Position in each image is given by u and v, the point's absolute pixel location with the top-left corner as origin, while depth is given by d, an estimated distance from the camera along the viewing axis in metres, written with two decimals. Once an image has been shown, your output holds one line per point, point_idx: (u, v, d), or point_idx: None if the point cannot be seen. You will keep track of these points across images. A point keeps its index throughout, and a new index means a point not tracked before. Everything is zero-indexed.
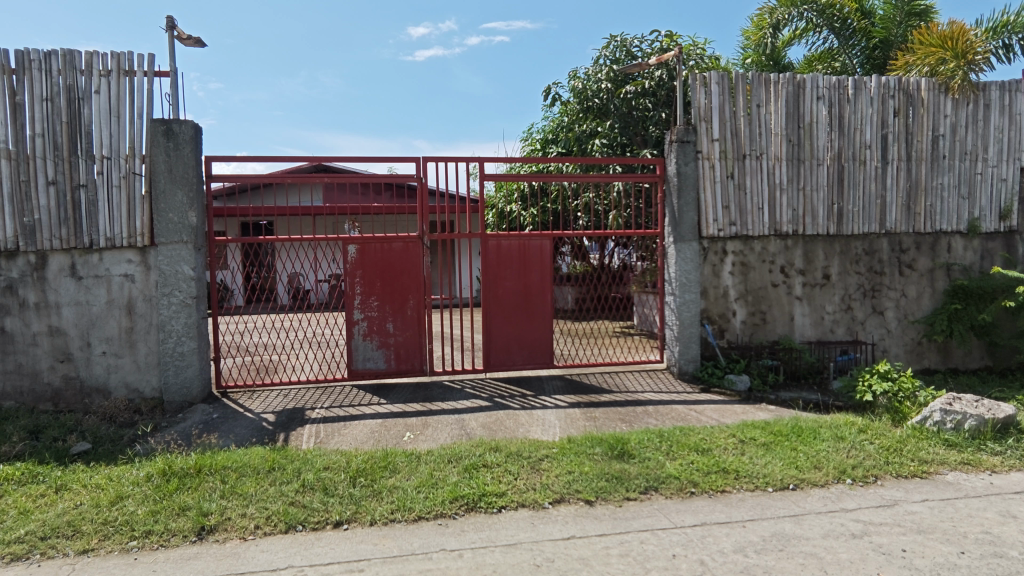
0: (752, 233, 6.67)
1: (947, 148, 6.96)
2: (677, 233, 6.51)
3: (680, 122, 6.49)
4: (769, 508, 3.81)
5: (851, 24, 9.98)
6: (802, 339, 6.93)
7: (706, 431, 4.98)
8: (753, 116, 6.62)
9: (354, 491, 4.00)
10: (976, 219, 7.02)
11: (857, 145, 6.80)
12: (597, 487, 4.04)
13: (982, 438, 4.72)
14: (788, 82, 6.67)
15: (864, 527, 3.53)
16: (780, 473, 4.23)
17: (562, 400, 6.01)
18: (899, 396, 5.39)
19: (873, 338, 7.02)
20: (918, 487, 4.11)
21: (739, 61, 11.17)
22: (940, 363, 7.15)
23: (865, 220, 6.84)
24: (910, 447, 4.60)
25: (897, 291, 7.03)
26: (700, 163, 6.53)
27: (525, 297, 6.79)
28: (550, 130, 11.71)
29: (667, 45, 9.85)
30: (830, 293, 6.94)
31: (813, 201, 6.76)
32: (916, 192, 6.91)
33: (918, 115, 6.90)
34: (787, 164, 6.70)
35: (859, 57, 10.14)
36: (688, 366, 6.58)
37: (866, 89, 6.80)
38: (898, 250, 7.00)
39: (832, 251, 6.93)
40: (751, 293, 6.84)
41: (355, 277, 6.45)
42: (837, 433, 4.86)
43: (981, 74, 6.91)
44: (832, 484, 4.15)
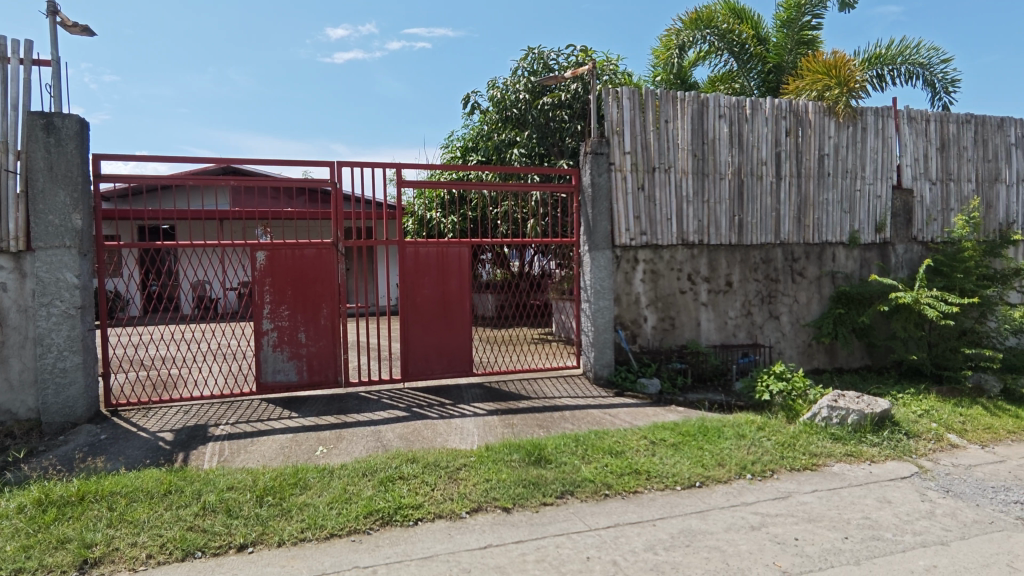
0: (662, 242, 6.98)
1: (831, 167, 7.62)
2: (592, 241, 6.71)
3: (594, 133, 6.71)
4: (677, 506, 3.98)
5: (749, 49, 10.73)
6: (708, 342, 7.33)
7: (620, 433, 5.13)
8: (662, 130, 6.96)
9: (260, 511, 3.78)
10: (856, 232, 7.72)
11: (754, 161, 7.31)
12: (515, 494, 4.05)
13: (863, 431, 5.18)
14: (693, 101, 7.07)
15: (761, 519, 3.76)
16: (687, 471, 4.43)
17: (481, 408, 6.00)
18: (791, 395, 5.87)
19: (770, 341, 7.55)
20: (808, 479, 4.44)
21: (650, 78, 11.71)
22: (827, 363, 7.79)
23: (762, 232, 7.34)
24: (802, 442, 4.97)
25: (790, 297, 7.59)
26: (613, 175, 6.78)
27: (444, 305, 6.73)
28: (470, 138, 11.75)
29: (582, 59, 10.16)
30: (732, 299, 7.39)
31: (716, 213, 7.18)
32: (805, 206, 7.51)
33: (806, 135, 7.52)
34: (693, 178, 7.08)
35: (756, 80, 10.94)
36: (603, 370, 6.77)
37: (761, 110, 7.33)
38: (791, 259, 7.57)
39: (734, 259, 7.39)
40: (661, 300, 7.15)
41: (265, 284, 6.14)
42: (739, 431, 5.17)
43: (860, 101, 7.64)
44: (735, 479, 4.40)
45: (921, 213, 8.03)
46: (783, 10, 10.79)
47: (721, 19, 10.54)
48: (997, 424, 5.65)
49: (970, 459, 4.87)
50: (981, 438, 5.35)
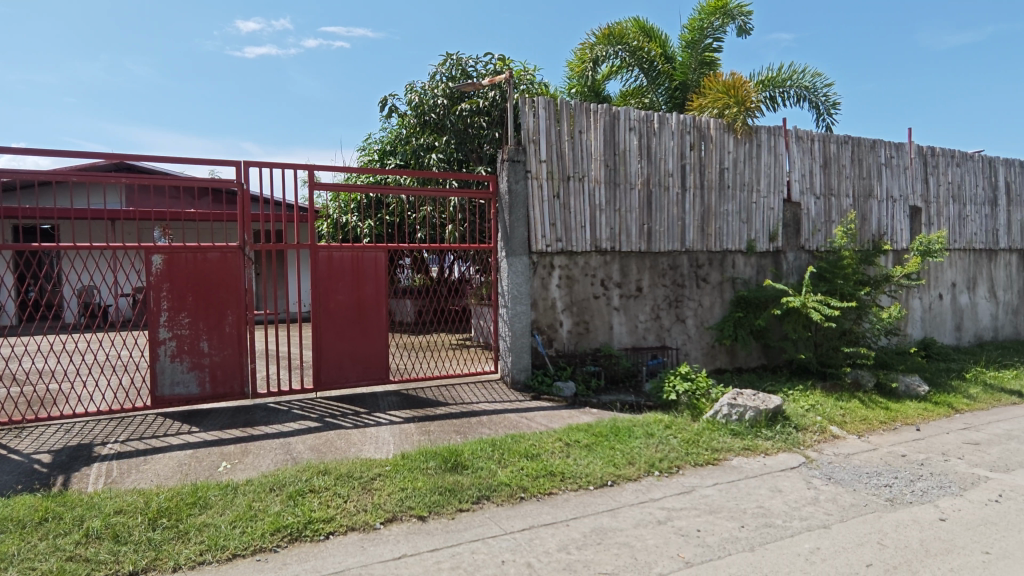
0: (577, 248, 7.18)
1: (731, 180, 8.16)
2: (508, 248, 6.84)
3: (511, 141, 6.83)
4: (590, 505, 4.09)
5: (657, 66, 11.31)
6: (620, 346, 7.61)
7: (536, 436, 5.22)
8: (576, 140, 7.18)
9: (152, 535, 3.50)
10: (753, 240, 8.30)
11: (661, 173, 7.70)
12: (430, 502, 4.01)
13: (758, 426, 5.57)
14: (605, 113, 7.35)
15: (668, 513, 3.95)
16: (600, 471, 4.57)
17: (397, 416, 5.89)
18: (696, 394, 6.24)
19: (677, 343, 7.95)
20: (710, 473, 4.71)
21: (566, 89, 12.06)
22: (728, 363, 8.31)
23: (669, 239, 7.73)
24: (705, 439, 5.28)
25: (695, 302, 8.04)
26: (529, 182, 6.92)
27: (359, 311, 6.56)
28: (387, 141, 11.56)
29: (500, 68, 10.29)
30: (643, 303, 7.72)
31: (627, 221, 7.48)
32: (707, 216, 7.99)
33: (709, 150, 8.01)
34: (605, 187, 7.35)
35: (663, 96, 11.53)
36: (520, 375, 6.89)
37: (668, 125, 7.74)
38: (695, 265, 8.03)
39: (644, 266, 7.73)
40: (576, 304, 7.34)
41: (161, 290, 5.71)
42: (648, 430, 5.41)
43: (755, 120, 8.24)
44: (644, 477, 4.59)
45: (808, 224, 8.77)
46: (687, 31, 11.46)
47: (631, 36, 11.09)
48: (871, 415, 6.26)
49: (849, 448, 5.37)
50: (858, 428, 5.90)
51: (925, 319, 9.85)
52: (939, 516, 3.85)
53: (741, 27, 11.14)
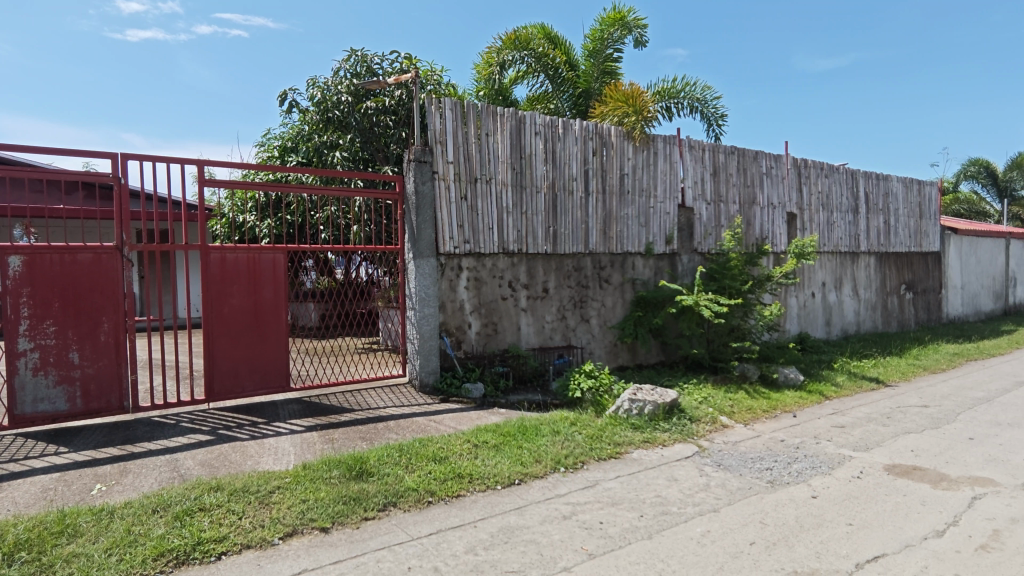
0: (484, 250, 7.21)
1: (630, 185, 8.55)
2: (416, 249, 6.74)
3: (418, 142, 6.75)
4: (497, 505, 4.13)
5: (561, 73, 11.64)
6: (527, 346, 7.73)
7: (444, 439, 5.18)
8: (483, 143, 7.23)
9: (8, 572, 3.10)
10: (651, 243, 8.74)
11: (566, 177, 7.93)
12: (334, 512, 3.86)
13: (656, 419, 5.88)
14: (511, 117, 7.46)
15: (572, 508, 4.06)
16: (507, 470, 4.63)
17: (298, 425, 5.63)
18: (600, 391, 6.49)
19: (582, 342, 8.20)
20: (612, 466, 4.90)
21: (474, 92, 12.12)
22: (630, 360, 8.69)
23: (574, 242, 7.97)
24: (608, 434, 5.49)
25: (599, 302, 8.34)
26: (437, 183, 6.87)
27: (255, 315, 6.20)
28: (288, 137, 11.05)
29: (406, 67, 10.14)
30: (549, 304, 7.89)
31: (534, 223, 7.63)
32: (609, 220, 8.32)
33: (610, 156, 8.35)
34: (512, 190, 7.46)
35: (568, 102, 11.88)
36: (429, 378, 6.81)
37: (572, 130, 7.98)
38: (598, 267, 8.33)
39: (550, 268, 7.90)
40: (484, 306, 7.37)
41: (20, 295, 5.09)
42: (554, 428, 5.54)
43: (651, 129, 8.70)
44: (550, 474, 4.70)
45: (700, 227, 9.36)
46: (590, 41, 11.86)
47: (536, 42, 11.35)
48: (755, 405, 6.79)
49: (736, 436, 5.79)
50: (744, 418, 6.39)
51: (801, 316, 10.83)
52: (812, 493, 4.24)
53: (639, 40, 11.71)
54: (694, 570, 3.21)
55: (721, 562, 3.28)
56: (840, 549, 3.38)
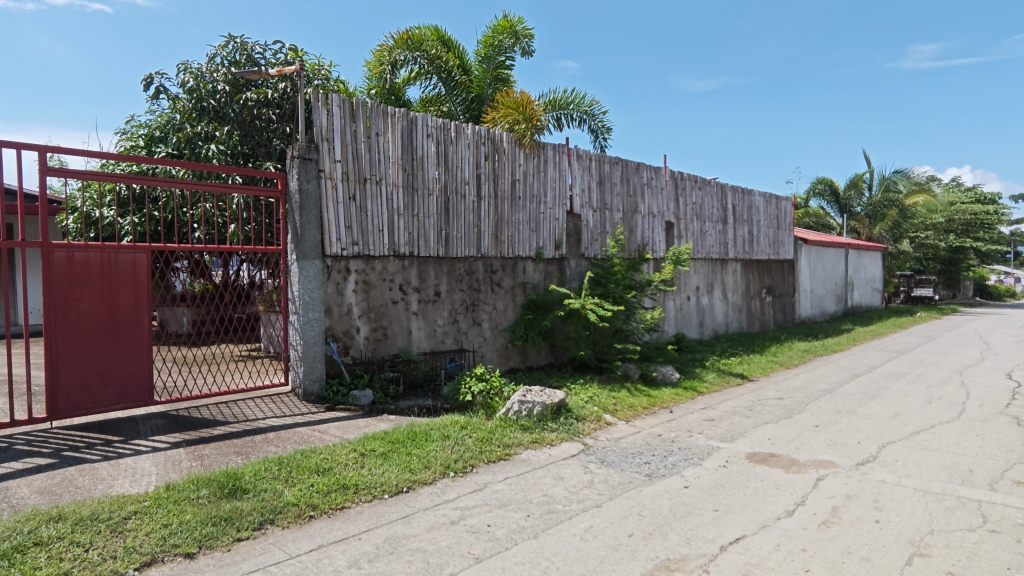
0: (374, 252, 7.01)
1: (522, 191, 8.73)
2: (299, 250, 6.41)
3: (302, 138, 6.43)
4: (383, 515, 4.01)
5: (454, 77, 11.69)
6: (418, 350, 7.61)
7: (328, 449, 4.96)
8: (372, 142, 7.03)
9: None
10: (541, 248, 8.96)
11: (458, 181, 7.93)
12: (201, 536, 3.55)
13: (545, 420, 6.04)
14: (402, 117, 7.33)
15: (460, 512, 4.04)
16: (395, 478, 4.51)
17: (162, 441, 5.13)
18: (490, 394, 6.53)
19: (474, 346, 8.22)
20: (501, 468, 4.95)
21: (365, 89, 11.83)
22: (520, 362, 8.84)
23: (466, 245, 7.98)
24: (497, 436, 5.55)
25: (490, 305, 8.42)
26: (323, 182, 6.58)
27: (110, 321, 5.56)
28: (155, 125, 10.11)
29: (291, 58, 9.63)
30: (441, 308, 7.83)
31: (426, 226, 7.54)
32: (501, 224, 8.43)
33: (502, 161, 8.48)
34: (403, 192, 7.33)
35: (461, 106, 11.96)
36: (313, 386, 6.51)
37: (463, 135, 8.01)
38: (490, 271, 8.40)
39: (441, 271, 7.85)
40: (373, 310, 7.16)
41: None
42: (444, 433, 5.50)
43: (541, 136, 8.93)
44: (439, 479, 4.65)
45: (587, 234, 9.76)
46: (483, 47, 11.97)
47: (429, 44, 11.26)
48: (636, 402, 7.19)
49: (619, 433, 6.09)
50: (626, 415, 6.74)
51: (678, 318, 11.65)
52: (684, 484, 4.55)
53: (529, 49, 12.01)
54: (577, 566, 3.31)
55: (602, 556, 3.41)
56: (708, 534, 3.65)
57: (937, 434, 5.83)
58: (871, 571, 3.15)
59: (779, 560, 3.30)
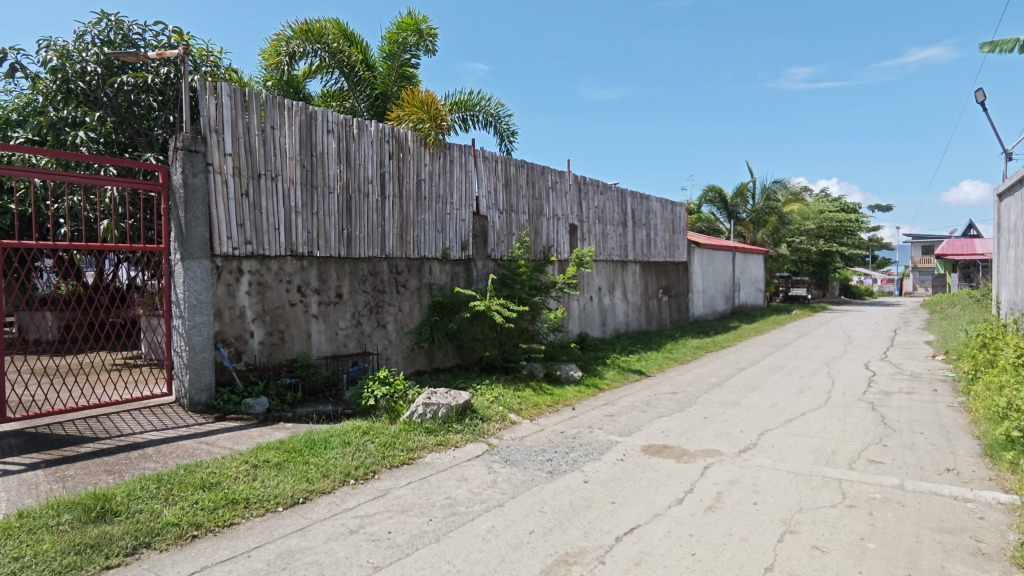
0: (269, 252, 6.64)
1: (427, 191, 8.63)
2: (184, 250, 5.95)
3: (187, 128, 5.97)
4: (276, 529, 3.80)
5: (357, 72, 11.38)
6: (319, 354, 7.30)
7: (215, 463, 4.62)
8: (267, 136, 6.67)
9: None
10: (447, 249, 8.91)
11: (360, 179, 7.70)
12: (62, 566, 3.18)
13: (450, 421, 6.02)
14: (300, 111, 7.01)
15: (360, 521, 3.91)
16: (290, 490, 4.30)
17: (17, 463, 4.56)
18: (394, 397, 6.38)
19: (378, 348, 8.00)
20: (404, 473, 4.86)
21: (260, 80, 11.26)
22: (427, 365, 8.73)
23: (369, 245, 7.77)
24: (401, 440, 5.44)
25: (395, 307, 8.24)
26: (211, 176, 6.14)
27: None
28: (13, 108, 9.11)
29: (176, 42, 8.91)
30: (343, 310, 7.57)
31: (326, 225, 7.25)
32: (406, 225, 8.29)
33: (406, 160, 8.33)
34: (301, 189, 7.01)
35: (365, 102, 11.73)
36: (200, 395, 6.06)
37: (367, 132, 7.79)
38: (395, 272, 8.23)
39: (343, 272, 7.58)
40: (268, 313, 6.78)
41: None
42: (345, 439, 5.32)
43: (446, 137, 8.87)
44: (338, 487, 4.49)
45: (493, 235, 9.82)
46: (387, 43, 11.73)
47: (331, 38, 10.84)
48: (540, 401, 7.33)
49: (523, 431, 6.18)
50: (531, 413, 6.86)
51: (581, 317, 12.02)
52: (584, 479, 4.70)
53: (433, 49, 11.92)
54: (477, 567, 3.31)
55: (503, 555, 3.44)
56: (605, 527, 3.78)
57: (807, 420, 6.43)
58: (749, 551, 3.41)
59: (669, 546, 3.49)
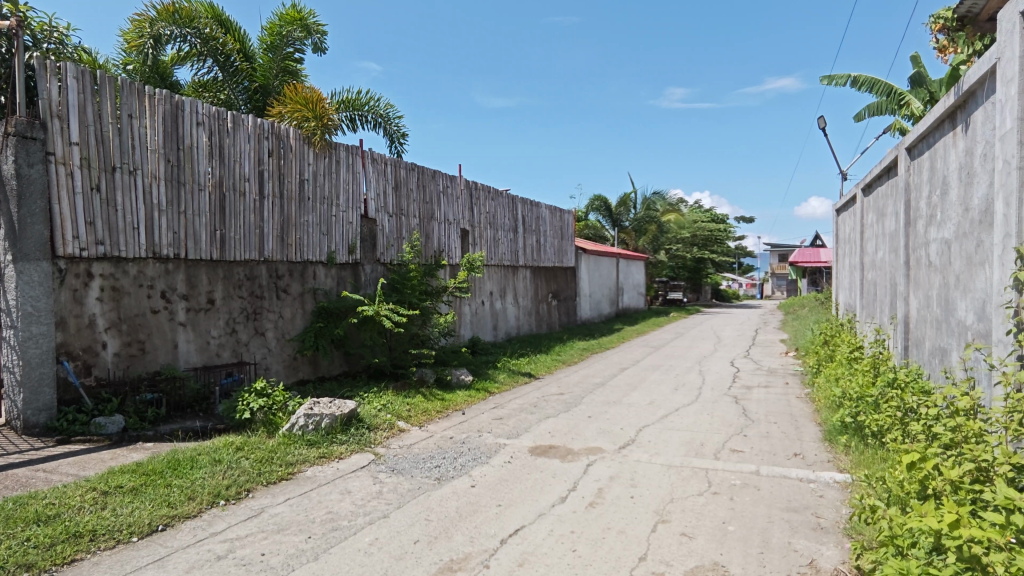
0: (125, 254, 5.98)
1: (311, 192, 8.23)
2: (17, 250, 5.21)
3: (21, 112, 5.24)
4: (129, 561, 3.42)
5: (234, 62, 10.73)
6: (187, 366, 6.69)
7: (54, 492, 4.08)
8: (124, 125, 6.02)
9: None
10: (332, 252, 8.55)
11: (235, 177, 7.18)
12: None
13: (334, 432, 5.77)
14: (164, 100, 6.41)
15: (229, 545, 3.63)
16: (148, 517, 3.89)
17: None
18: (272, 409, 6.01)
19: (255, 358, 7.50)
20: (282, 489, 4.57)
21: (120, 63, 10.23)
22: (310, 374, 8.31)
23: (245, 248, 7.24)
24: (279, 455, 5.13)
25: (275, 313, 7.77)
26: (52, 167, 5.44)
27: None
28: None
29: (10, 12, 7.81)
30: (215, 317, 7.00)
31: (195, 226, 6.67)
32: (287, 226, 7.84)
33: (288, 158, 7.89)
34: (165, 185, 6.39)
35: (243, 94, 11.06)
36: (38, 416, 5.33)
37: (242, 126, 7.29)
38: (275, 276, 7.76)
39: (215, 276, 7.03)
40: (125, 322, 6.11)
41: None
42: (214, 457, 4.92)
43: (332, 136, 8.52)
44: (205, 510, 4.13)
45: (382, 239, 9.58)
46: (267, 34, 11.06)
47: (202, 22, 10.02)
48: (430, 407, 7.24)
49: (411, 439, 6.07)
50: (420, 420, 6.76)
51: (473, 322, 12.08)
52: (471, 483, 4.70)
53: (320, 45, 11.40)
54: None
55: (386, 567, 3.34)
56: (490, 530, 3.80)
57: (680, 415, 6.90)
58: (625, 542, 3.58)
59: (551, 545, 3.58)
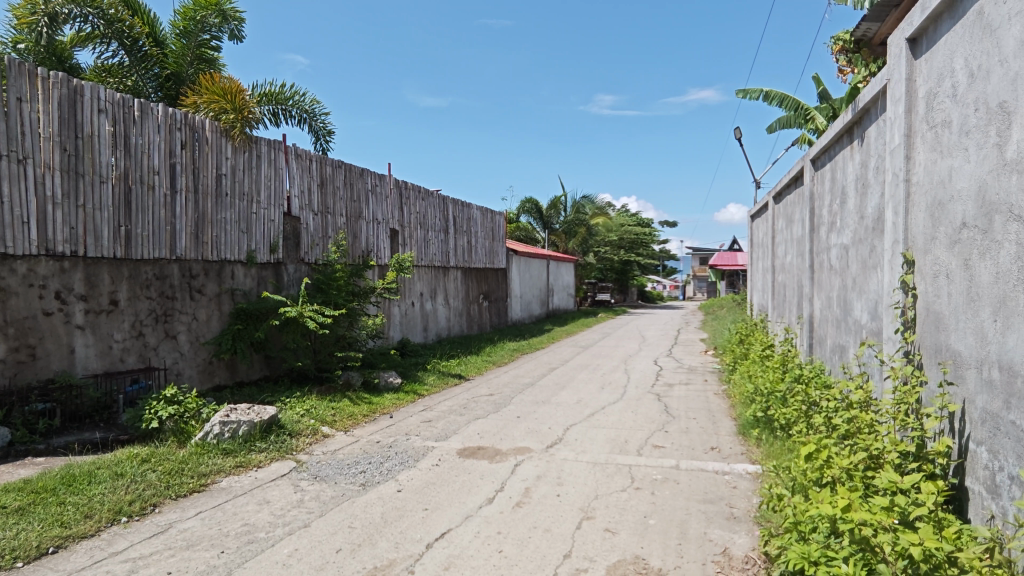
0: (12, 250, 5.45)
1: (228, 187, 7.80)
2: None
3: None
4: None
5: (142, 47, 10.06)
6: (85, 372, 6.18)
7: None
8: (12, 110, 5.49)
9: None
10: (252, 251, 8.11)
11: (144, 169, 6.69)
12: None
13: (252, 439, 5.50)
14: (61, 83, 5.89)
15: (131, 565, 3.38)
16: (37, 539, 3.55)
17: None
18: (184, 417, 5.64)
19: (165, 363, 7.03)
20: (193, 502, 4.31)
21: (9, 41, 9.36)
22: (227, 379, 7.89)
23: (154, 245, 6.74)
24: (190, 466, 4.83)
25: (188, 315, 7.32)
26: None
27: None
28: None
29: None
30: (118, 320, 6.51)
31: (96, 220, 6.15)
32: (202, 223, 7.36)
33: (203, 151, 7.44)
34: (61, 176, 5.87)
35: (153, 82, 10.40)
36: None
37: (152, 115, 6.81)
38: (187, 276, 7.33)
39: (119, 275, 6.55)
40: (11, 325, 5.60)
41: None
42: (116, 470, 4.56)
43: (253, 130, 8.12)
44: (104, 529, 3.82)
45: (307, 237, 9.23)
46: (180, 18, 10.33)
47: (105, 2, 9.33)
48: (356, 411, 7.05)
49: (335, 444, 5.88)
50: (345, 425, 6.56)
51: (403, 323, 11.88)
52: (397, 488, 4.61)
53: (238, 33, 10.85)
54: None
55: None
56: (416, 535, 3.75)
57: (606, 413, 7.07)
58: (550, 540, 3.63)
59: (477, 546, 3.57)
